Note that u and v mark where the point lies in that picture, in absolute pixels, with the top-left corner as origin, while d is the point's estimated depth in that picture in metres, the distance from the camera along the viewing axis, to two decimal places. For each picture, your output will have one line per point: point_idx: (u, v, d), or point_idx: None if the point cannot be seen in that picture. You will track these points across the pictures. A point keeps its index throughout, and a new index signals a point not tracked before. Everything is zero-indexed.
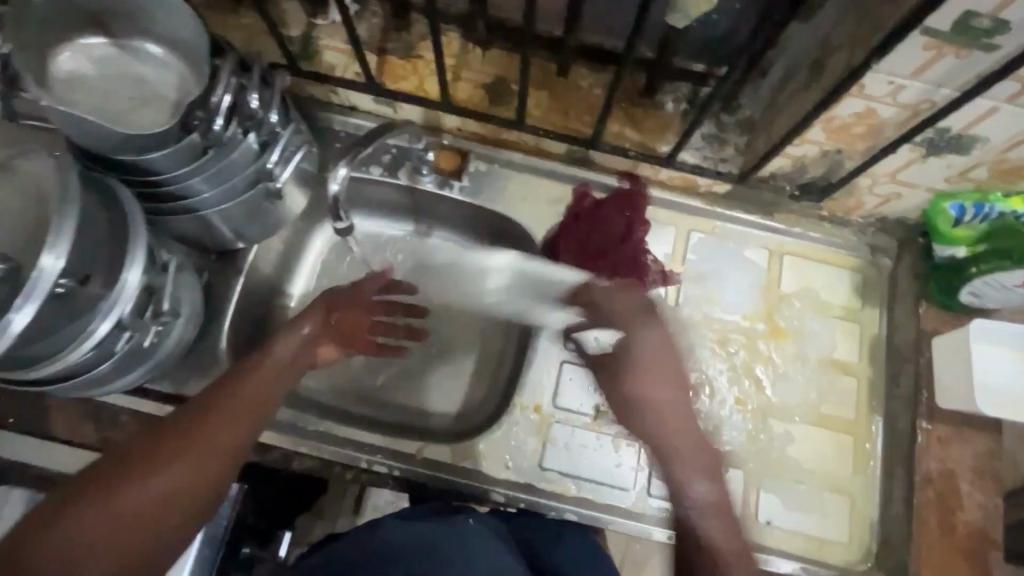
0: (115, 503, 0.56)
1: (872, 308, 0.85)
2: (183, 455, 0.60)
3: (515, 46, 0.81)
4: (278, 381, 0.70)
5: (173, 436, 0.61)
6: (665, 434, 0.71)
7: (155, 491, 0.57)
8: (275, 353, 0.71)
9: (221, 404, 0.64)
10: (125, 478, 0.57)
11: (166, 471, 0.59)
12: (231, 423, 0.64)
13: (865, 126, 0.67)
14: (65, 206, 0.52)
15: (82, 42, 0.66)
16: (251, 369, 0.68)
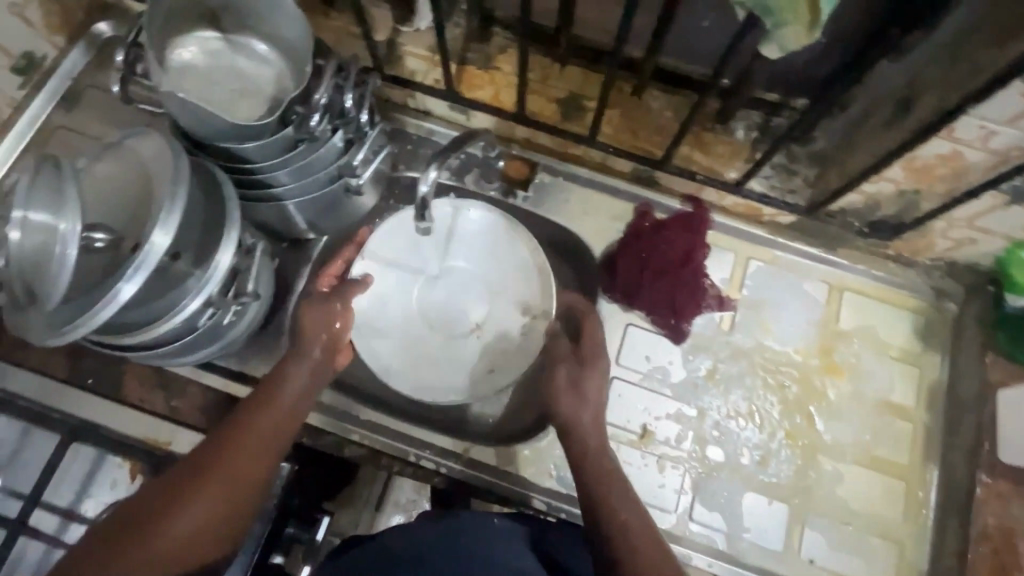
0: (143, 551, 0.53)
1: (933, 353, 0.83)
2: (206, 485, 0.57)
3: (594, 64, 0.83)
4: (302, 401, 0.66)
5: (194, 471, 0.58)
6: (598, 472, 0.65)
7: (185, 527, 0.54)
8: (296, 371, 0.67)
9: (242, 431, 0.61)
10: (158, 522, 0.54)
11: (191, 505, 0.55)
12: (254, 454, 0.60)
13: (949, 168, 0.66)
14: (178, 189, 0.57)
15: (199, 35, 0.71)
16: (268, 389, 0.64)
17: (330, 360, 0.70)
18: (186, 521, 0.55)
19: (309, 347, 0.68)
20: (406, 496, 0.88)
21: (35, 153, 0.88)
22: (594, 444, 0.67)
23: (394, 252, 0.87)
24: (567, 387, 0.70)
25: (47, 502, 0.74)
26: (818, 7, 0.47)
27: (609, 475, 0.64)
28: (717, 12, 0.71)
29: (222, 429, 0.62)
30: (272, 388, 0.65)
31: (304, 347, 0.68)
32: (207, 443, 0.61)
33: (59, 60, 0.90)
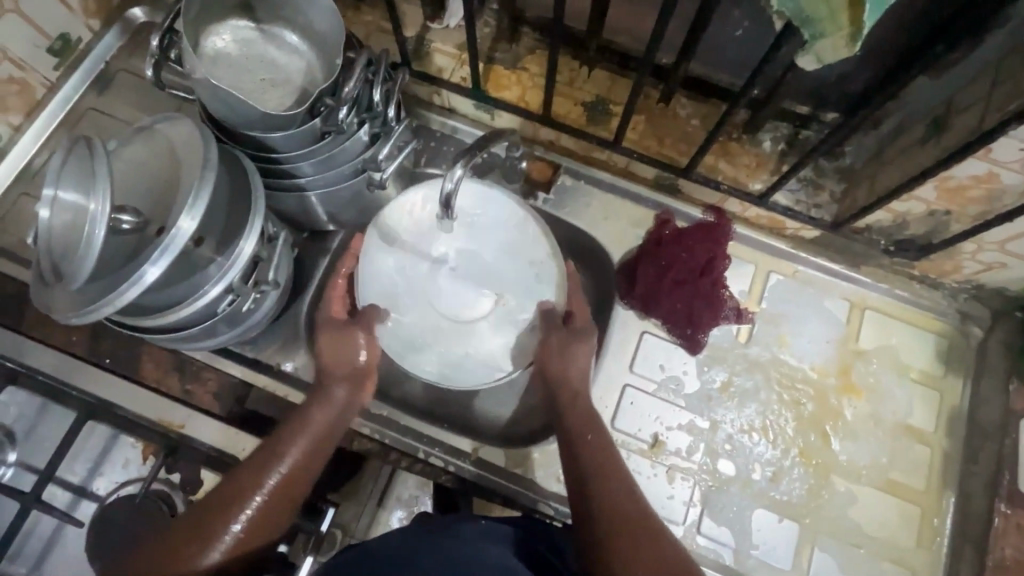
0: None
1: (955, 378, 0.82)
2: (224, 532, 0.57)
3: (623, 68, 0.84)
4: (323, 446, 0.67)
5: (211, 514, 0.58)
6: (580, 424, 0.70)
7: (203, 571, 0.55)
8: (319, 415, 0.68)
9: (263, 475, 0.61)
10: (178, 558, 0.55)
11: (210, 551, 0.56)
12: (279, 490, 0.61)
13: (983, 190, 0.64)
14: (205, 174, 0.57)
15: (232, 23, 0.72)
16: (302, 424, 0.66)
17: (351, 404, 0.71)
18: (202, 567, 0.55)
19: (333, 391, 0.70)
20: (407, 493, 0.86)
21: (66, 133, 0.90)
22: (580, 399, 0.72)
23: (405, 235, 0.84)
24: (558, 345, 0.76)
25: (61, 478, 0.77)
26: (860, 20, 0.46)
27: (590, 425, 0.69)
28: (751, 21, 0.70)
29: (242, 470, 0.62)
30: (294, 429, 0.66)
31: (330, 391, 0.70)
32: (226, 485, 0.61)
33: (93, 42, 0.91)
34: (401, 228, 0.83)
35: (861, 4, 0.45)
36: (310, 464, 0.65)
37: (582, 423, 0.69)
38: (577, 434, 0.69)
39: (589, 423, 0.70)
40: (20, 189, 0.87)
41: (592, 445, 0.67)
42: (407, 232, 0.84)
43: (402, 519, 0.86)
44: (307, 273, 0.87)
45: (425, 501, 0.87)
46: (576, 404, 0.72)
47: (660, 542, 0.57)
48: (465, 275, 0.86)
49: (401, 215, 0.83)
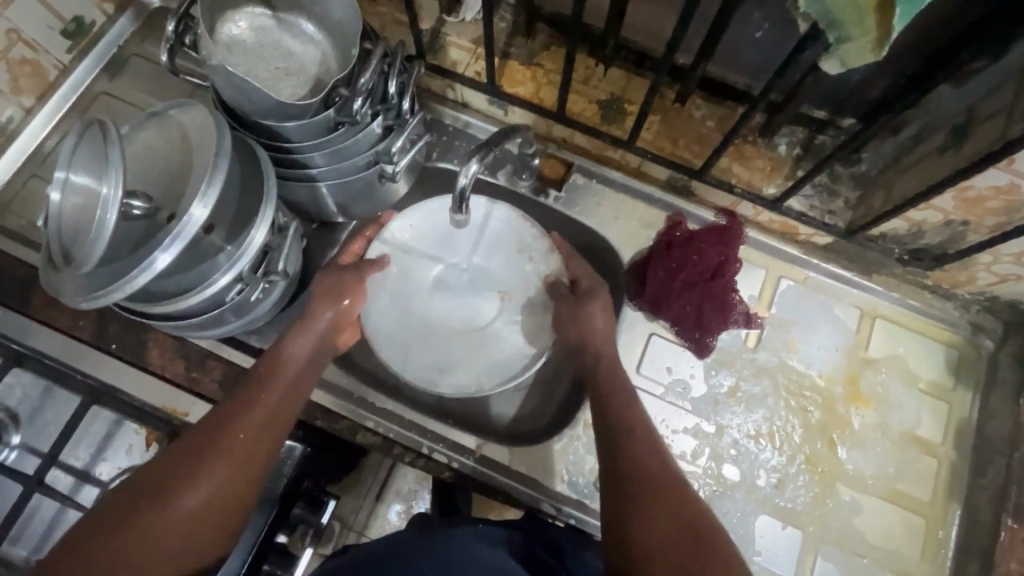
0: (161, 520, 0.53)
1: (964, 390, 0.81)
2: (217, 458, 0.58)
3: (639, 67, 0.83)
4: (299, 382, 0.67)
5: (200, 444, 0.59)
6: (613, 380, 0.71)
7: (197, 502, 0.55)
8: (297, 348, 0.69)
9: (249, 405, 0.62)
10: (170, 493, 0.55)
11: (204, 477, 0.56)
12: (260, 424, 0.62)
13: (1002, 202, 0.63)
14: (219, 162, 0.57)
15: (249, 10, 0.71)
16: (276, 361, 0.67)
17: (329, 340, 0.73)
18: (199, 492, 0.56)
19: (309, 324, 0.71)
20: (407, 487, 0.96)
21: (78, 116, 0.89)
22: (603, 356, 0.74)
23: (407, 253, 0.87)
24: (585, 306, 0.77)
25: (64, 462, 0.75)
26: (888, 24, 0.45)
27: (618, 381, 0.71)
28: (771, 23, 0.69)
29: (225, 402, 0.63)
30: (274, 363, 0.67)
31: (308, 324, 0.71)
32: (211, 417, 0.61)
33: (107, 27, 0.91)
34: (405, 244, 0.87)
35: (890, 8, 0.44)
36: (291, 392, 0.66)
37: (606, 380, 0.71)
38: (602, 390, 0.70)
39: (614, 379, 0.71)
40: (30, 171, 0.87)
41: (613, 401, 0.69)
42: (411, 250, 0.87)
43: (401, 513, 0.95)
44: (315, 264, 0.87)
45: (423, 497, 0.95)
46: (601, 361, 0.73)
47: (676, 496, 0.59)
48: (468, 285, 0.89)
49: (404, 233, 0.86)
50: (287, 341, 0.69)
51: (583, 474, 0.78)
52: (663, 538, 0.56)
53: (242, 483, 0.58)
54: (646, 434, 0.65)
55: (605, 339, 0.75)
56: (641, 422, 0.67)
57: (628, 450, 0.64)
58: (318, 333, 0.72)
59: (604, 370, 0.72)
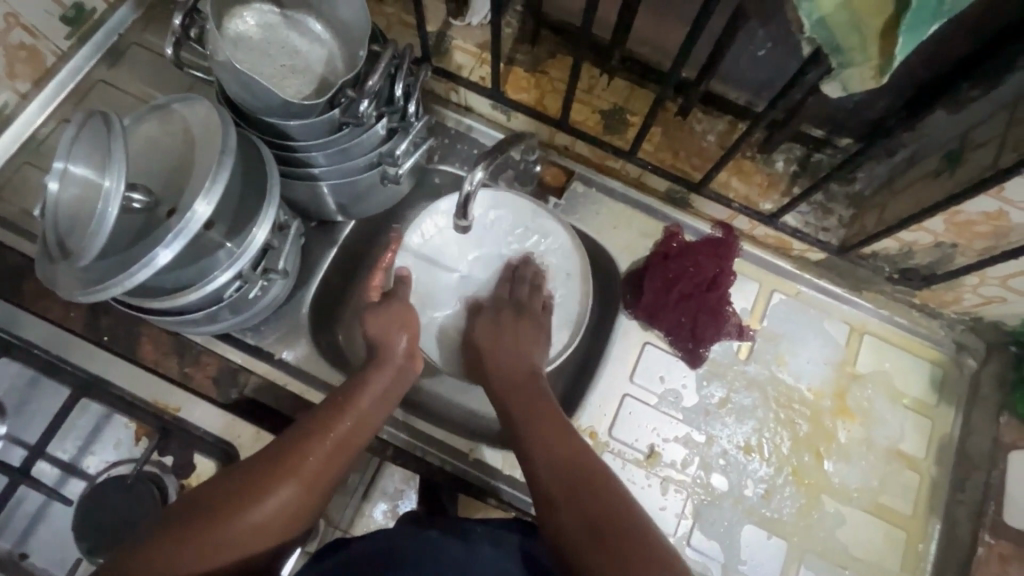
0: (238, 524, 0.58)
1: (947, 407, 0.83)
2: (289, 476, 0.62)
3: (643, 79, 0.84)
4: (374, 412, 0.71)
5: (276, 462, 0.63)
6: (525, 380, 0.74)
7: (270, 513, 0.60)
8: (377, 379, 0.73)
9: (325, 429, 0.66)
10: (249, 499, 0.60)
11: (279, 490, 0.61)
12: (337, 448, 0.66)
13: (991, 226, 0.65)
14: (224, 158, 0.56)
15: (257, 6, 0.71)
16: (357, 386, 0.71)
17: (406, 370, 0.76)
18: (269, 507, 0.60)
19: (386, 358, 0.75)
20: (393, 486, 0.83)
21: (75, 104, 0.88)
22: (517, 372, 0.75)
23: (427, 255, 0.88)
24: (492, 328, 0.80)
25: (50, 454, 0.75)
26: (890, 53, 0.46)
27: (534, 382, 0.74)
28: (774, 42, 0.70)
29: (306, 422, 0.67)
30: (352, 390, 0.71)
31: (385, 358, 0.75)
32: (292, 434, 0.66)
33: (108, 15, 0.90)
34: (426, 247, 0.87)
35: (892, 36, 0.45)
36: (367, 420, 0.70)
37: (521, 396, 0.71)
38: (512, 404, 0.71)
39: (534, 391, 0.72)
40: (23, 158, 0.86)
41: (526, 413, 0.69)
42: (434, 252, 0.88)
43: (386, 512, 0.82)
44: (313, 263, 0.87)
45: (408, 496, 0.83)
46: (509, 355, 0.77)
47: (608, 495, 0.59)
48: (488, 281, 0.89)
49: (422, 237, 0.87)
50: (369, 371, 0.73)
51: None
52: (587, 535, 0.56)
53: (310, 502, 0.63)
54: (568, 438, 0.65)
55: (518, 356, 0.76)
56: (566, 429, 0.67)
57: (545, 441, 0.65)
58: (395, 365, 0.75)
59: (524, 386, 0.73)
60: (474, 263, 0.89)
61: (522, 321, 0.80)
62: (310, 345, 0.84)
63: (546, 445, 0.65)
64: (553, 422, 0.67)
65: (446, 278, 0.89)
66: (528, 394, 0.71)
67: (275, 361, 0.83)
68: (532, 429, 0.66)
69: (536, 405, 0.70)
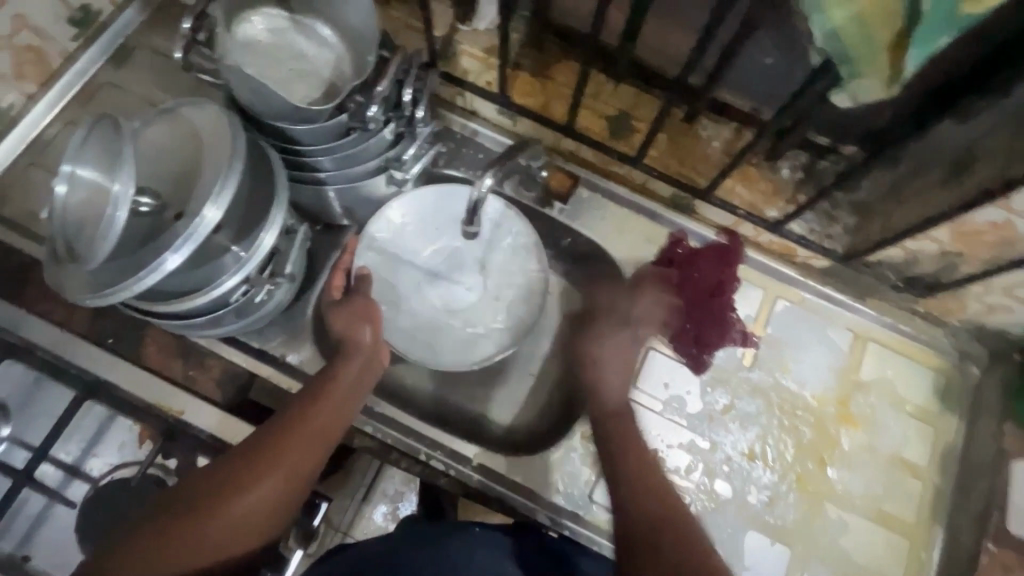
0: (210, 525, 0.58)
1: (950, 414, 0.83)
2: (260, 477, 0.60)
3: (650, 86, 0.83)
4: (344, 407, 0.68)
5: (252, 458, 0.62)
6: (617, 417, 0.71)
7: (241, 514, 0.59)
8: (349, 369, 0.70)
9: (294, 426, 0.64)
10: (220, 501, 0.59)
11: (248, 492, 0.59)
12: (307, 445, 0.64)
13: (998, 236, 0.65)
14: (235, 164, 0.57)
15: (265, 10, 0.71)
16: (327, 381, 0.69)
17: (376, 357, 0.73)
18: (247, 504, 0.59)
19: (352, 351, 0.72)
20: (393, 488, 0.94)
21: (80, 105, 0.88)
22: (614, 400, 0.72)
23: (390, 248, 0.87)
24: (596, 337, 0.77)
25: (53, 457, 0.75)
26: (900, 64, 0.47)
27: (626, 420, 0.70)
28: (782, 50, 0.70)
29: (280, 416, 0.66)
30: (322, 386, 0.68)
31: (355, 346, 0.72)
32: (267, 429, 0.65)
33: (114, 16, 0.89)
34: (388, 239, 0.86)
35: (905, 47, 0.45)
36: (341, 411, 0.68)
37: (617, 425, 0.70)
38: (607, 432, 0.70)
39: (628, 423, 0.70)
40: (28, 159, 0.85)
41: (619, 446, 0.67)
42: (395, 244, 0.87)
43: (386, 514, 0.93)
44: (318, 266, 0.87)
45: (408, 498, 0.94)
46: (601, 386, 0.73)
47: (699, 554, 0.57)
48: (450, 274, 0.89)
49: (384, 230, 0.86)
50: (340, 360, 0.71)
51: (579, 486, 0.79)
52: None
53: (284, 501, 0.62)
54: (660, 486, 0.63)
55: (616, 384, 0.73)
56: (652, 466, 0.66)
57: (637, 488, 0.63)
58: (365, 353, 0.72)
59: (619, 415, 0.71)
60: (443, 258, 0.89)
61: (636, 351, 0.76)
62: (314, 348, 0.83)
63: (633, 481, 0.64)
64: (646, 467, 0.65)
65: (410, 269, 0.88)
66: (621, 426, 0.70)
67: (279, 365, 0.82)
68: (629, 468, 0.65)
69: (627, 445, 0.68)
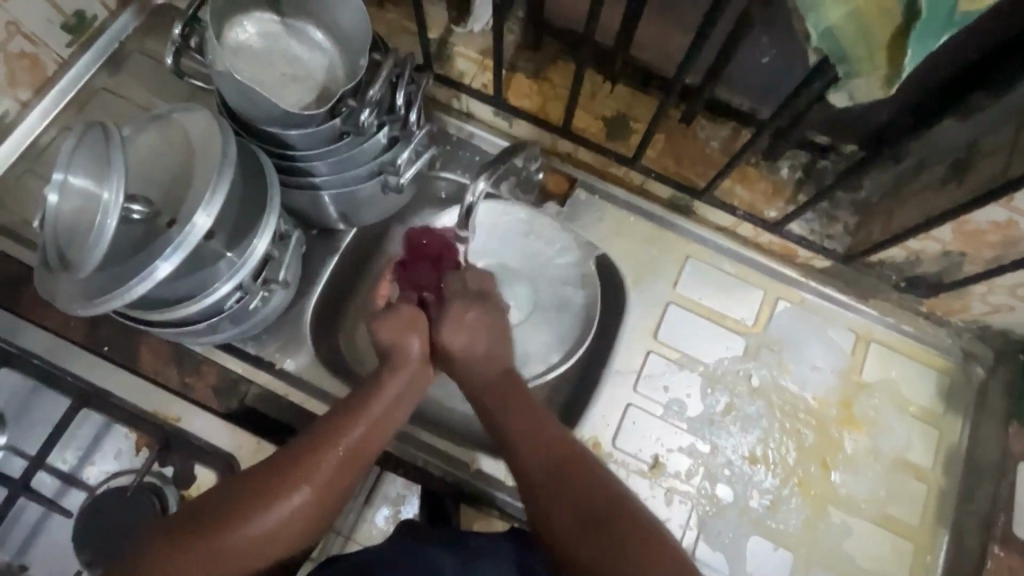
0: (247, 529, 0.58)
1: (954, 416, 0.82)
2: (301, 484, 0.61)
3: (646, 87, 0.83)
4: (387, 420, 0.68)
5: (289, 467, 0.62)
6: (495, 396, 0.71)
7: (280, 520, 0.59)
8: (393, 384, 0.70)
9: (337, 434, 0.64)
10: (259, 506, 0.59)
11: (287, 498, 0.60)
12: (348, 456, 0.64)
13: (1001, 236, 0.65)
14: (224, 170, 0.56)
15: (257, 15, 0.71)
16: (372, 394, 0.69)
17: (422, 373, 0.73)
18: (270, 519, 0.59)
19: (401, 364, 0.72)
20: (395, 490, 0.81)
21: (75, 112, 0.88)
22: (487, 375, 0.72)
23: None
24: (457, 319, 0.74)
25: (50, 465, 0.74)
26: (899, 63, 0.45)
27: (509, 391, 0.71)
28: (778, 49, 0.69)
29: (320, 425, 0.66)
30: (367, 396, 0.68)
31: (399, 362, 0.72)
32: (299, 443, 0.64)
33: (108, 21, 0.89)
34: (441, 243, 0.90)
35: (900, 48, 0.45)
36: (380, 425, 0.68)
37: (496, 401, 0.70)
38: (495, 413, 0.70)
39: (515, 397, 0.70)
40: (24, 166, 0.85)
41: (517, 424, 0.67)
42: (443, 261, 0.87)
43: (388, 518, 0.80)
44: (314, 271, 0.86)
45: (411, 501, 0.80)
46: (486, 371, 0.73)
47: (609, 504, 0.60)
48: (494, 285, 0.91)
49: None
50: (383, 375, 0.71)
51: None
52: (581, 538, 0.58)
53: (322, 508, 0.62)
54: (558, 442, 0.65)
55: (487, 358, 0.73)
56: (559, 432, 0.67)
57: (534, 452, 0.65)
58: (411, 368, 0.72)
59: (501, 390, 0.71)
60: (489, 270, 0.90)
61: (488, 316, 0.75)
62: (312, 355, 0.83)
63: (537, 448, 0.65)
64: (534, 428, 0.67)
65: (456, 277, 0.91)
66: (495, 394, 0.71)
67: (275, 371, 0.82)
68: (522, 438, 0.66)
69: (508, 413, 0.69)
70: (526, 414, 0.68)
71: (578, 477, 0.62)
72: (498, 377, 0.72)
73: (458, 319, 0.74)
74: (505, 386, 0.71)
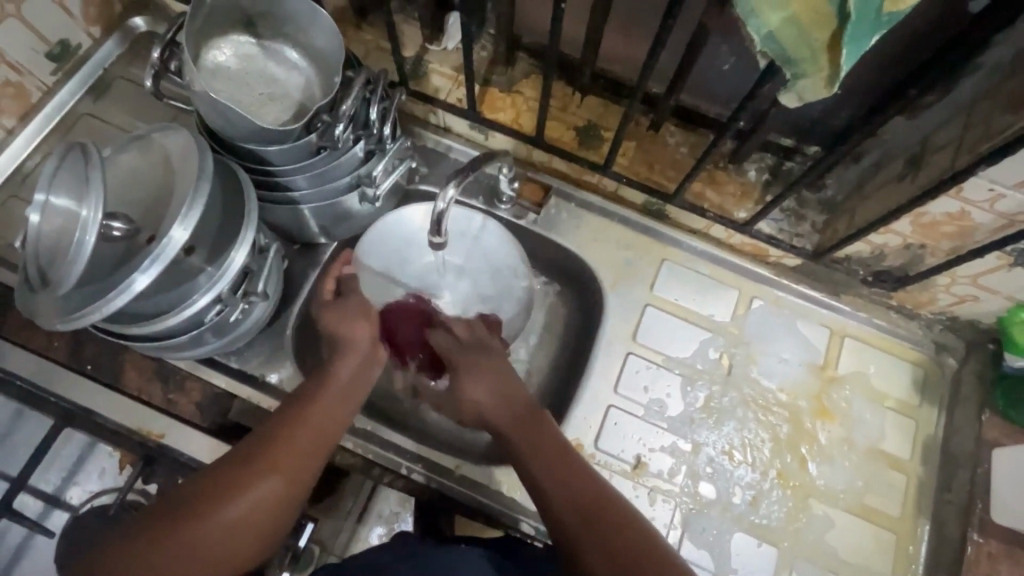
0: (197, 529, 0.56)
1: (929, 406, 0.83)
2: (259, 473, 0.59)
3: (616, 97, 0.86)
4: (340, 409, 0.67)
5: (248, 456, 0.60)
6: (524, 431, 0.67)
7: (234, 515, 0.57)
8: (343, 370, 0.70)
9: (293, 424, 0.63)
10: (210, 501, 0.57)
11: (244, 491, 0.58)
12: (303, 448, 0.62)
13: (956, 227, 0.67)
14: (200, 184, 0.58)
15: (233, 37, 0.73)
16: (326, 382, 0.68)
17: (374, 356, 0.73)
18: (228, 512, 0.57)
19: (353, 346, 0.72)
20: (389, 509, 0.89)
21: (60, 136, 0.89)
22: (517, 414, 0.70)
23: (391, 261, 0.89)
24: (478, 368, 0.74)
25: (33, 486, 0.77)
26: (838, 63, 0.48)
27: (538, 423, 0.68)
28: (737, 56, 0.73)
29: (278, 417, 0.65)
30: (320, 383, 0.68)
31: (349, 348, 0.72)
32: (266, 428, 0.64)
33: (92, 49, 0.92)
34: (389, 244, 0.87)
35: (837, 48, 0.47)
36: (335, 412, 0.66)
37: (523, 439, 0.67)
38: (523, 447, 0.66)
39: (548, 435, 0.67)
40: (9, 191, 0.86)
41: (549, 464, 0.64)
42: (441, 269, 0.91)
43: (381, 535, 0.87)
44: (296, 285, 0.87)
45: (405, 518, 0.88)
46: (513, 422, 0.69)
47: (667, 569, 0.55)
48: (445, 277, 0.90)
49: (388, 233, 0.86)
50: (335, 360, 0.70)
51: None
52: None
53: (284, 502, 0.60)
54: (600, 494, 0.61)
55: (515, 394, 0.72)
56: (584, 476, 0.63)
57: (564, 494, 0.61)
58: (361, 351, 0.72)
59: (524, 426, 0.68)
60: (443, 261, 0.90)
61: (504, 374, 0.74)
62: (295, 366, 0.83)
63: (558, 475, 0.62)
64: (562, 469, 0.63)
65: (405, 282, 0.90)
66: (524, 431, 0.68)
67: (260, 384, 0.81)
68: (551, 482, 0.62)
69: (537, 451, 0.65)
70: (556, 452, 0.65)
71: (599, 507, 0.60)
72: (516, 420, 0.69)
73: (476, 370, 0.74)
74: (526, 426, 0.68)
